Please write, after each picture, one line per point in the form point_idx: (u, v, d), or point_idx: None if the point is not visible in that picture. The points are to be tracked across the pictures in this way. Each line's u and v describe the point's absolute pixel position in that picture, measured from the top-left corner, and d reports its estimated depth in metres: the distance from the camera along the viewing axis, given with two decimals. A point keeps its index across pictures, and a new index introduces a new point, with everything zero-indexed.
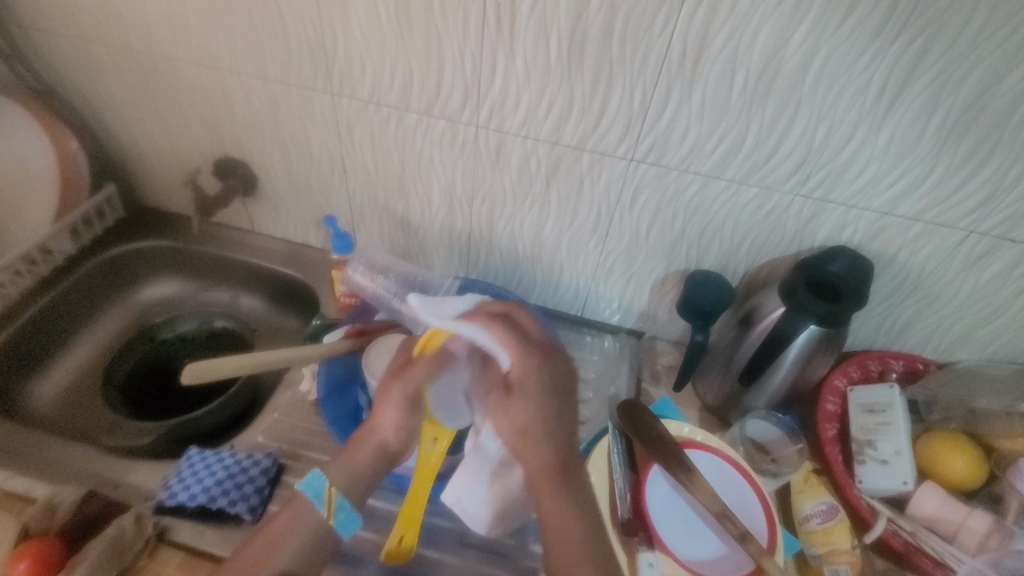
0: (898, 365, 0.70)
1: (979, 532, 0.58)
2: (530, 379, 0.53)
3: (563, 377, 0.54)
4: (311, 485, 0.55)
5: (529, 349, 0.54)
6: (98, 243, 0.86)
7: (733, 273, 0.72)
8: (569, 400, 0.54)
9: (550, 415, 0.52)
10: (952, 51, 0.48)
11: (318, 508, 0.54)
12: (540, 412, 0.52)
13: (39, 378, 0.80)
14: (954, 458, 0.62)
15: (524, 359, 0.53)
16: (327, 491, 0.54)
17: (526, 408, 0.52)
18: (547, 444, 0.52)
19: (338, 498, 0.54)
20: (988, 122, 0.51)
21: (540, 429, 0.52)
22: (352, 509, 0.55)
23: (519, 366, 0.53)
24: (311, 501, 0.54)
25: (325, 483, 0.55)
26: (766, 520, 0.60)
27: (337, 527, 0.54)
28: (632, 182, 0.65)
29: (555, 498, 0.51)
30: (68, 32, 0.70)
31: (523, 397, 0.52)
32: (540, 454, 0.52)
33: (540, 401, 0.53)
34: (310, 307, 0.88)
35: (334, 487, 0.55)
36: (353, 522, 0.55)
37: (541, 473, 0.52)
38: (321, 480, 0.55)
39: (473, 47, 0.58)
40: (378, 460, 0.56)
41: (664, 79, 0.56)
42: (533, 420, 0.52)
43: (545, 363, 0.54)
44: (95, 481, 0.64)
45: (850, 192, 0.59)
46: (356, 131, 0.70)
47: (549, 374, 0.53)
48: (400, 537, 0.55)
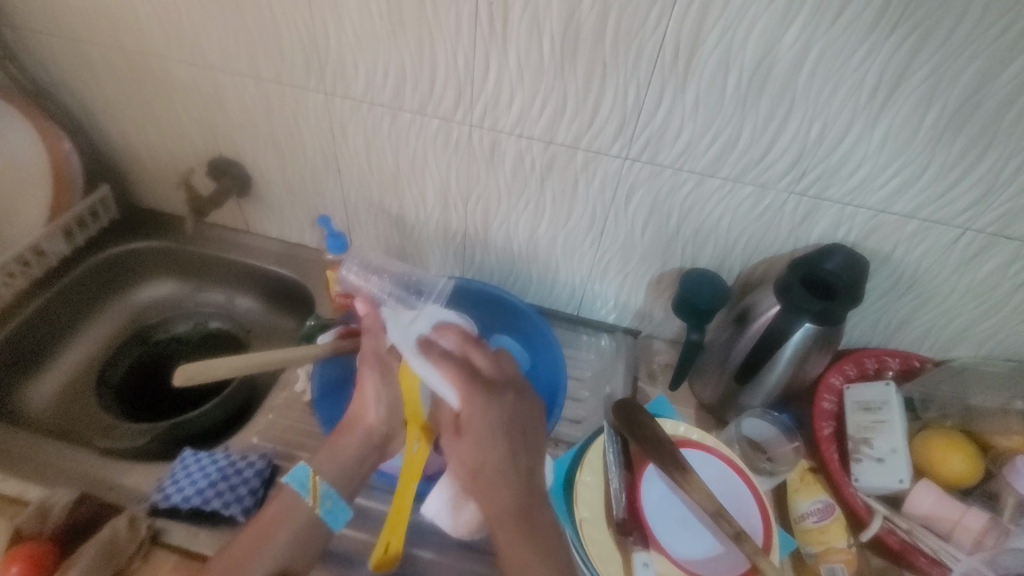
0: (894, 363, 0.70)
1: (975, 530, 0.58)
2: (479, 422, 0.52)
3: (520, 417, 0.53)
4: (297, 476, 0.55)
5: (473, 391, 0.52)
6: (92, 244, 0.86)
7: (729, 271, 0.72)
8: (526, 440, 0.53)
9: (503, 458, 0.52)
10: (946, 47, 0.48)
11: (303, 497, 0.55)
12: (491, 454, 0.52)
13: (34, 380, 0.80)
14: (950, 456, 0.62)
15: (471, 404, 0.52)
16: (311, 480, 0.55)
17: (477, 451, 0.52)
18: (501, 487, 0.52)
19: (323, 487, 0.55)
20: (982, 118, 0.51)
21: (491, 472, 0.52)
22: (339, 499, 0.55)
23: (466, 409, 0.52)
24: (297, 491, 0.55)
25: (310, 473, 0.55)
26: (761, 519, 0.60)
27: (326, 518, 0.55)
28: (627, 180, 0.65)
29: (521, 544, 0.51)
30: (59, 33, 0.70)
31: (472, 438, 0.52)
32: (497, 494, 0.51)
33: (491, 442, 0.52)
34: (305, 307, 0.88)
35: (318, 475, 0.55)
36: (341, 513, 0.55)
37: (499, 516, 0.51)
38: (306, 471, 0.55)
39: (466, 46, 0.58)
40: (364, 447, 0.58)
41: (657, 77, 0.55)
42: (485, 461, 0.52)
43: (495, 403, 0.52)
44: (89, 484, 0.64)
45: (845, 189, 0.59)
46: (349, 131, 0.70)
47: (504, 414, 0.53)
48: (388, 544, 0.54)
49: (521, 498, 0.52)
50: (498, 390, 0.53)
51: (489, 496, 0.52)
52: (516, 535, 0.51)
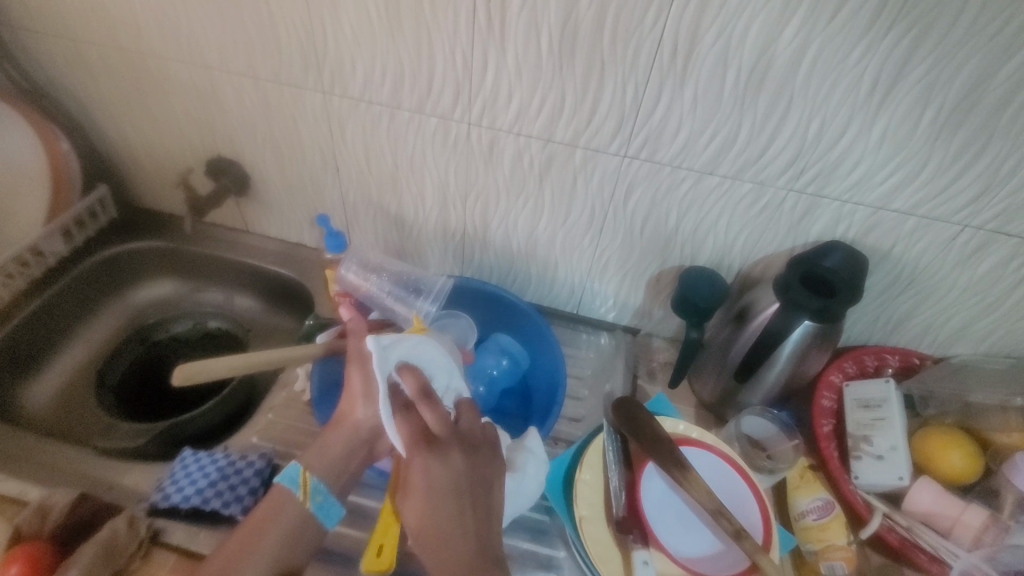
0: (894, 360, 0.70)
1: (974, 527, 0.58)
2: (423, 479, 0.50)
3: (468, 478, 0.51)
4: (288, 474, 0.56)
5: (417, 449, 0.51)
6: (91, 245, 0.86)
7: (728, 269, 0.72)
8: (474, 502, 0.50)
9: (446, 521, 0.49)
10: (945, 44, 0.47)
11: (294, 492, 0.55)
12: (434, 515, 0.49)
13: (33, 380, 0.80)
14: (950, 453, 0.62)
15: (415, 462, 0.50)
16: (302, 476, 0.56)
17: (423, 511, 0.49)
18: (445, 551, 0.47)
19: (314, 482, 0.56)
20: (981, 115, 0.51)
21: (433, 535, 0.48)
22: (330, 495, 0.56)
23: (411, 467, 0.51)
24: (288, 488, 0.55)
25: (301, 470, 0.56)
26: (761, 516, 0.60)
27: (319, 514, 0.55)
28: (626, 178, 0.65)
29: None
30: (56, 32, 0.70)
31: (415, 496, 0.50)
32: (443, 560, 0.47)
33: (437, 498, 0.49)
34: (305, 306, 0.88)
35: (309, 472, 0.56)
36: (333, 509, 0.56)
37: None
38: (297, 469, 0.56)
39: (464, 44, 0.58)
40: (350, 445, 0.58)
41: (656, 75, 0.55)
42: (428, 523, 0.49)
43: (444, 460, 0.50)
44: (88, 484, 0.64)
45: (843, 187, 0.59)
46: (348, 130, 0.70)
47: (450, 474, 0.50)
48: (380, 547, 0.52)
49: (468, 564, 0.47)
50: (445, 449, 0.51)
51: (433, 560, 0.47)
52: None
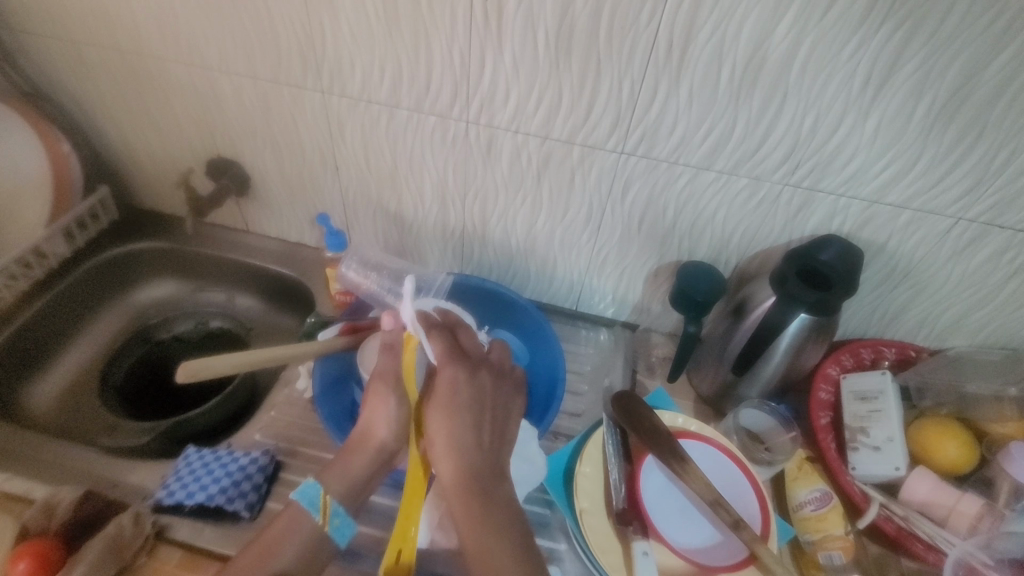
0: (890, 353, 0.71)
1: (969, 515, 0.59)
2: (453, 388, 0.55)
3: (492, 399, 0.57)
4: (307, 493, 0.55)
5: (454, 361, 0.57)
6: (92, 246, 0.86)
7: (725, 264, 0.72)
8: (493, 422, 0.56)
9: (465, 430, 0.54)
10: (937, 37, 0.48)
11: (313, 516, 0.54)
12: (456, 424, 0.54)
13: (37, 379, 0.80)
14: (945, 443, 0.63)
15: (449, 372, 0.56)
16: (322, 498, 0.54)
17: (443, 419, 0.54)
18: (462, 458, 0.53)
19: (333, 505, 0.54)
20: (973, 108, 0.52)
21: (452, 441, 0.53)
22: (346, 515, 0.55)
23: (445, 377, 0.56)
24: (306, 509, 0.54)
25: (320, 491, 0.55)
26: (759, 508, 0.61)
27: (333, 534, 0.55)
28: (623, 174, 0.65)
29: (473, 517, 0.51)
30: (57, 35, 0.70)
31: (440, 405, 0.54)
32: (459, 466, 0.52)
33: (460, 411, 0.55)
34: (305, 305, 0.88)
35: (329, 494, 0.55)
36: (348, 528, 0.55)
37: (456, 486, 0.52)
38: (316, 488, 0.55)
39: (462, 42, 0.58)
40: (374, 463, 0.57)
41: (652, 71, 0.56)
42: (449, 431, 0.53)
43: (473, 379, 0.57)
44: (93, 482, 0.65)
45: (838, 181, 0.60)
46: (347, 129, 0.71)
47: (477, 388, 0.57)
48: (399, 550, 0.53)
49: (477, 472, 0.53)
50: (475, 365, 0.58)
51: (448, 463, 0.52)
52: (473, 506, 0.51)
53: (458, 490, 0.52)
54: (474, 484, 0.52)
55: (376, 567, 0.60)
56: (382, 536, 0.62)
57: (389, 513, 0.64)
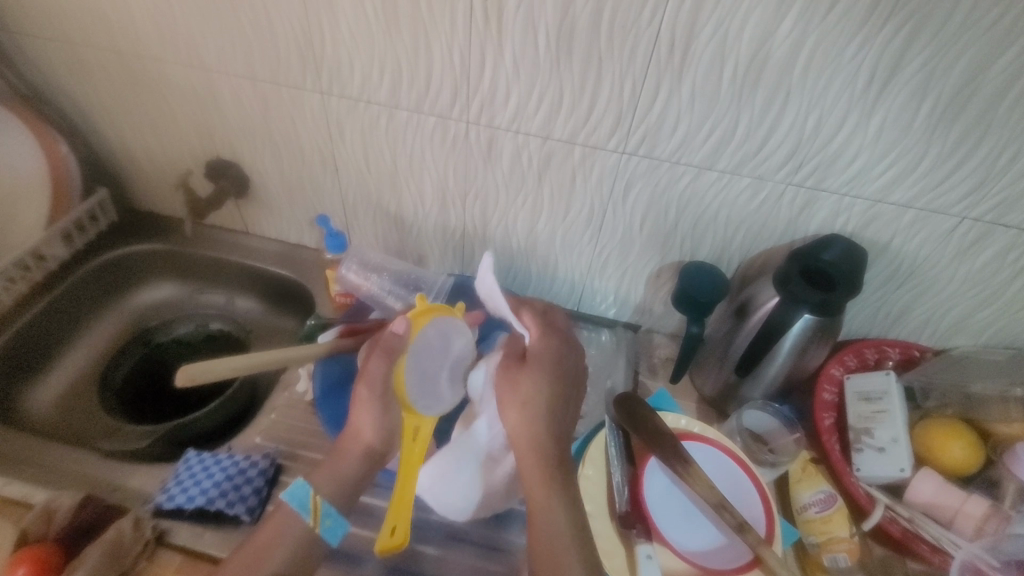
0: (894, 353, 0.70)
1: (976, 517, 0.58)
2: (547, 355, 0.60)
3: (575, 375, 0.61)
4: (296, 495, 0.54)
5: (551, 332, 0.63)
6: (91, 249, 0.86)
7: (728, 264, 0.72)
8: (575, 391, 0.60)
9: (553, 399, 0.58)
10: (941, 36, 0.48)
11: (305, 518, 0.53)
12: (548, 389, 0.58)
13: (37, 382, 0.80)
14: (950, 444, 0.62)
15: (545, 339, 0.62)
16: (311, 499, 0.54)
17: (535, 381, 0.58)
18: (549, 424, 0.57)
19: (324, 506, 0.54)
20: (978, 106, 0.51)
21: (540, 404, 0.57)
22: (339, 515, 0.55)
23: (540, 345, 0.61)
24: (297, 510, 0.54)
25: (310, 492, 0.54)
26: (763, 510, 0.60)
27: (325, 534, 0.54)
28: (624, 174, 0.65)
29: (547, 482, 0.54)
30: (54, 35, 0.70)
31: (535, 366, 0.59)
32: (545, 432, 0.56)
33: (550, 379, 0.59)
34: (305, 307, 0.88)
35: (318, 495, 0.54)
36: (340, 527, 0.55)
37: (536, 450, 0.56)
38: (306, 489, 0.54)
39: (462, 43, 0.58)
40: (363, 465, 0.57)
41: (654, 70, 0.55)
42: (539, 392, 0.57)
43: (568, 350, 0.62)
44: (93, 486, 0.64)
45: (841, 181, 0.59)
46: (346, 130, 0.70)
47: (567, 358, 0.61)
48: (394, 524, 0.54)
49: (557, 436, 0.57)
50: (568, 339, 0.63)
51: (531, 424, 0.56)
52: (547, 472, 0.55)
53: (535, 450, 0.56)
54: (553, 450, 0.56)
55: (377, 571, 0.60)
56: None
57: None
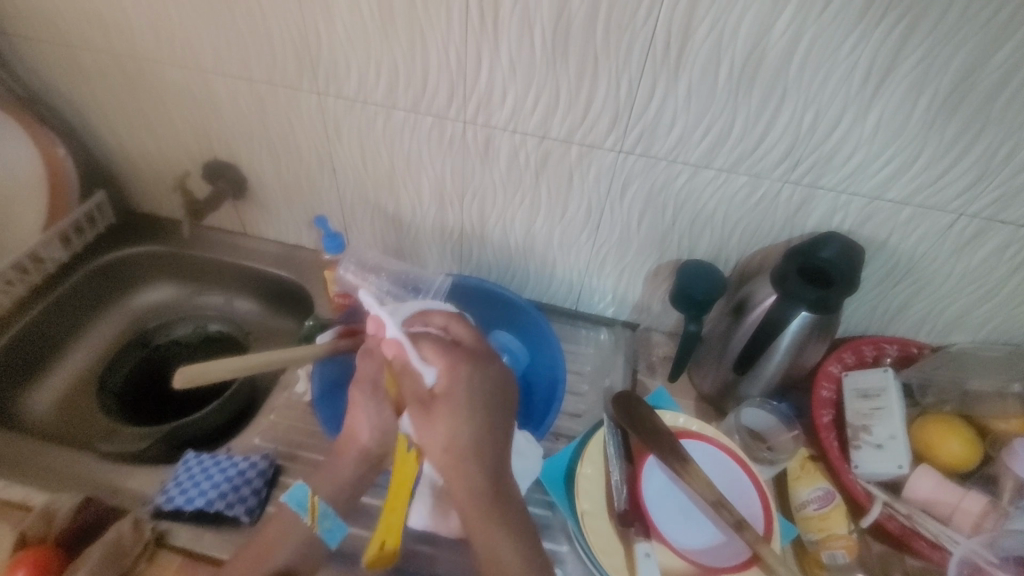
0: (892, 349, 0.70)
1: (973, 513, 0.59)
2: (457, 390, 0.57)
3: (486, 394, 0.58)
4: (295, 495, 0.56)
5: (457, 361, 0.59)
6: (89, 251, 0.86)
7: (725, 262, 0.72)
8: (499, 415, 0.58)
9: (474, 434, 0.55)
10: (936, 34, 0.48)
11: (302, 517, 0.55)
12: (466, 424, 0.56)
13: (35, 385, 0.80)
14: (949, 441, 0.62)
15: (452, 372, 0.58)
16: (309, 500, 0.56)
17: (448, 421, 0.56)
18: (473, 464, 0.54)
19: (321, 506, 0.56)
20: (974, 102, 0.51)
21: (465, 446, 0.55)
22: (337, 517, 0.57)
23: (448, 378, 0.58)
24: (295, 511, 0.56)
25: (308, 492, 0.56)
26: (762, 508, 0.60)
27: (325, 536, 0.56)
28: (622, 173, 0.65)
29: (492, 532, 0.52)
30: (50, 38, 0.70)
31: (445, 408, 0.56)
32: (472, 473, 0.54)
33: (466, 415, 0.56)
34: (304, 308, 0.88)
35: (317, 495, 0.56)
36: (339, 530, 0.57)
37: (470, 499, 0.53)
38: (304, 490, 0.57)
39: (458, 43, 0.58)
40: (361, 466, 0.58)
41: (650, 69, 0.56)
42: (458, 431, 0.55)
43: (474, 374, 0.58)
44: (92, 487, 0.65)
45: (838, 178, 0.59)
46: (343, 130, 0.70)
47: (479, 386, 0.58)
48: (383, 541, 0.55)
49: (490, 475, 0.55)
50: (478, 361, 0.60)
51: (461, 471, 0.54)
52: (486, 518, 0.53)
53: (472, 494, 0.53)
54: (483, 493, 0.54)
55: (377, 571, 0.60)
56: None
57: None
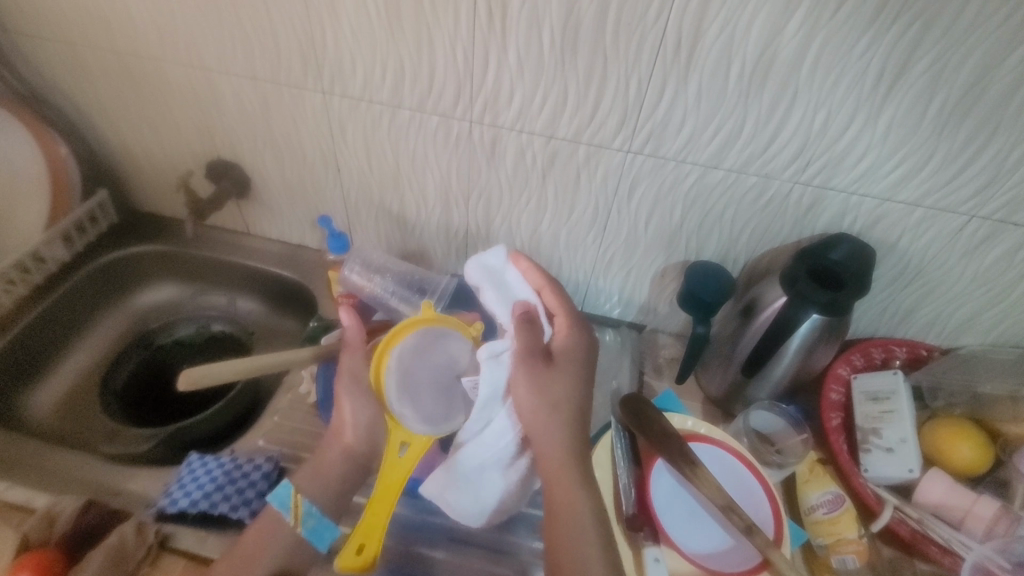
0: (901, 352, 0.69)
1: (985, 518, 0.58)
2: (574, 357, 0.61)
3: (590, 369, 0.62)
4: (279, 494, 0.57)
5: (575, 331, 0.63)
6: (91, 250, 0.85)
7: (734, 263, 0.71)
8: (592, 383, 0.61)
9: (582, 400, 0.59)
10: (949, 36, 0.47)
11: (285, 516, 0.56)
12: (577, 389, 0.59)
13: (36, 387, 0.80)
14: (959, 445, 0.62)
15: (573, 340, 0.62)
16: (292, 498, 0.56)
17: (564, 378, 0.59)
18: (573, 426, 0.57)
19: (305, 505, 0.56)
20: (987, 105, 0.51)
21: (570, 408, 0.58)
22: (322, 517, 0.56)
23: (567, 345, 0.61)
24: (278, 509, 0.56)
25: (291, 491, 0.57)
26: (772, 513, 0.60)
27: (311, 538, 0.56)
28: (630, 174, 0.64)
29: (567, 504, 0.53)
30: (53, 36, 0.69)
31: (564, 367, 0.60)
32: (569, 433, 0.57)
33: (576, 383, 0.60)
34: (308, 308, 0.87)
35: (300, 493, 0.57)
36: (326, 531, 0.56)
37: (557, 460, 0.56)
38: (288, 489, 0.57)
39: (464, 41, 0.57)
40: (345, 465, 0.59)
41: (660, 70, 0.55)
42: (572, 392, 0.59)
43: (587, 346, 0.63)
44: (95, 490, 0.64)
45: (849, 179, 0.59)
46: (348, 130, 0.70)
47: (586, 357, 0.62)
48: (361, 543, 0.54)
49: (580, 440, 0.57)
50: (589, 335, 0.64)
51: (559, 434, 0.56)
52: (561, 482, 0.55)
53: (560, 458, 0.56)
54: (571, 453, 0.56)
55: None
56: (389, 544, 0.62)
57: (396, 521, 0.64)
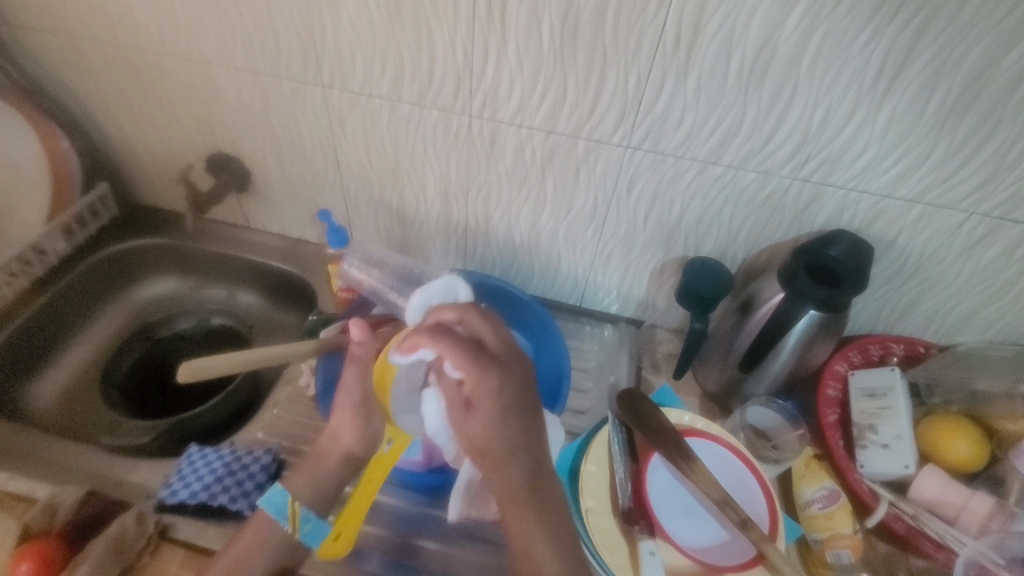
0: (899, 349, 0.70)
1: (979, 514, 0.58)
2: (491, 397, 0.51)
3: (519, 400, 0.52)
4: (274, 502, 0.56)
5: (486, 365, 0.52)
6: (92, 243, 0.86)
7: (732, 259, 0.71)
8: (531, 418, 0.53)
9: (513, 440, 0.52)
10: (951, 31, 0.47)
11: (283, 525, 0.55)
12: (502, 431, 0.51)
13: (37, 379, 0.80)
14: (955, 441, 0.63)
15: (481, 376, 0.52)
16: (289, 507, 0.55)
17: (485, 425, 0.51)
18: (512, 470, 0.51)
19: (303, 512, 0.55)
20: (987, 101, 0.51)
21: (501, 453, 0.51)
22: (318, 521, 0.56)
23: (476, 383, 0.52)
24: (274, 518, 0.55)
25: (288, 499, 0.56)
26: (767, 507, 0.60)
27: (304, 540, 0.55)
28: (628, 170, 0.64)
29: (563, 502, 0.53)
30: (52, 29, 0.69)
31: (478, 411, 0.51)
32: (506, 478, 0.51)
33: (503, 421, 0.51)
34: (308, 302, 0.88)
35: (296, 501, 0.56)
36: (321, 531, 0.56)
37: (506, 499, 0.51)
38: (283, 496, 0.56)
39: (464, 34, 0.57)
40: (344, 469, 0.58)
41: (660, 64, 0.55)
42: (491, 436, 0.51)
43: (508, 380, 0.52)
44: (95, 481, 0.64)
45: (848, 175, 0.59)
46: (348, 124, 0.70)
47: (505, 392, 0.52)
48: (339, 532, 0.57)
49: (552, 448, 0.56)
50: (508, 362, 0.53)
51: (506, 480, 0.51)
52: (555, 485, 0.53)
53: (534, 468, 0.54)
54: (521, 489, 0.51)
55: (380, 568, 0.60)
56: (388, 536, 0.62)
57: (394, 513, 0.64)
